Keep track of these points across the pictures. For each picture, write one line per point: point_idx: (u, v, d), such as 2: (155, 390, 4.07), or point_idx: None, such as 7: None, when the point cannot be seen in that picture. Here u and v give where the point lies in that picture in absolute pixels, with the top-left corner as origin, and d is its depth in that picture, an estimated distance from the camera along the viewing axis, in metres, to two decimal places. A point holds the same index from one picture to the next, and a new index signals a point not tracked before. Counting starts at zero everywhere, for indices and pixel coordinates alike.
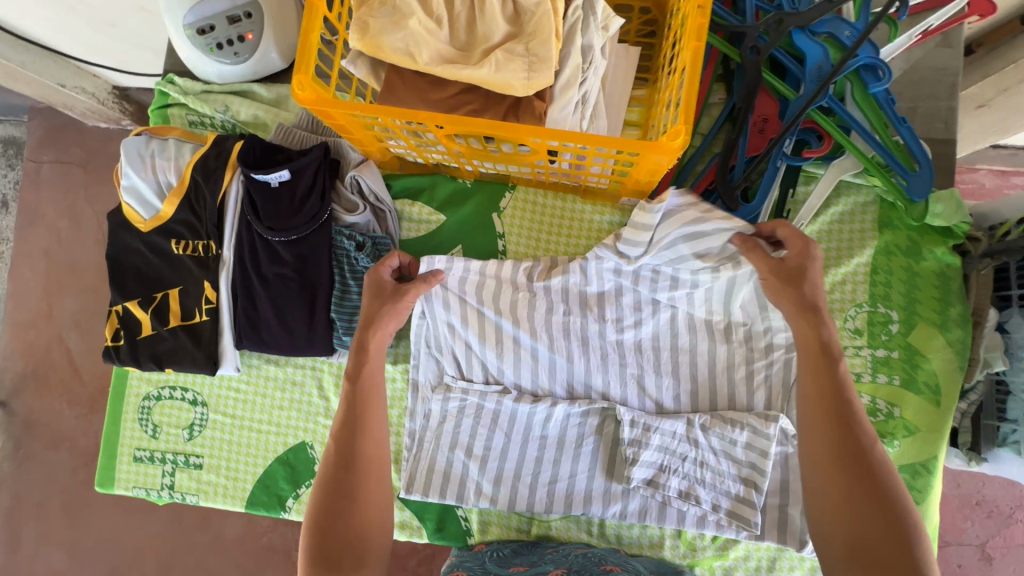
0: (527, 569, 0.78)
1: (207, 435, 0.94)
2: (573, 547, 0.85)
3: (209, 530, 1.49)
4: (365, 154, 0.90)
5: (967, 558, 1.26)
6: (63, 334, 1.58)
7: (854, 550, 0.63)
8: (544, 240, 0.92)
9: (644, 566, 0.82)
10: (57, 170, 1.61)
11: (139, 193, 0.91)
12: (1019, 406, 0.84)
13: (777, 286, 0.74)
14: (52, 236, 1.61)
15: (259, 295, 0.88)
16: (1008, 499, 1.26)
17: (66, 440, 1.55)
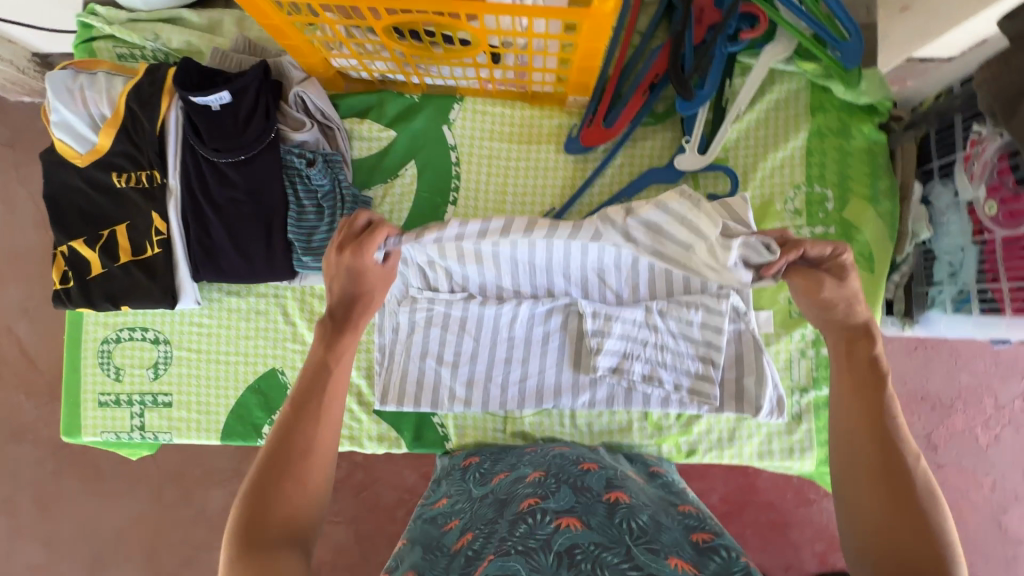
0: (507, 478, 0.79)
1: (173, 372, 0.93)
2: (551, 447, 0.88)
3: (191, 507, 1.48)
4: (307, 73, 0.89)
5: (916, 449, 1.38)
6: (12, 323, 1.51)
7: (876, 535, 0.58)
8: (497, 149, 0.93)
9: (622, 463, 0.85)
10: None
11: (72, 128, 0.87)
12: (943, 268, 0.91)
13: (811, 250, 0.64)
14: None
15: (211, 222, 0.86)
16: (949, 390, 1.37)
17: (29, 431, 1.49)
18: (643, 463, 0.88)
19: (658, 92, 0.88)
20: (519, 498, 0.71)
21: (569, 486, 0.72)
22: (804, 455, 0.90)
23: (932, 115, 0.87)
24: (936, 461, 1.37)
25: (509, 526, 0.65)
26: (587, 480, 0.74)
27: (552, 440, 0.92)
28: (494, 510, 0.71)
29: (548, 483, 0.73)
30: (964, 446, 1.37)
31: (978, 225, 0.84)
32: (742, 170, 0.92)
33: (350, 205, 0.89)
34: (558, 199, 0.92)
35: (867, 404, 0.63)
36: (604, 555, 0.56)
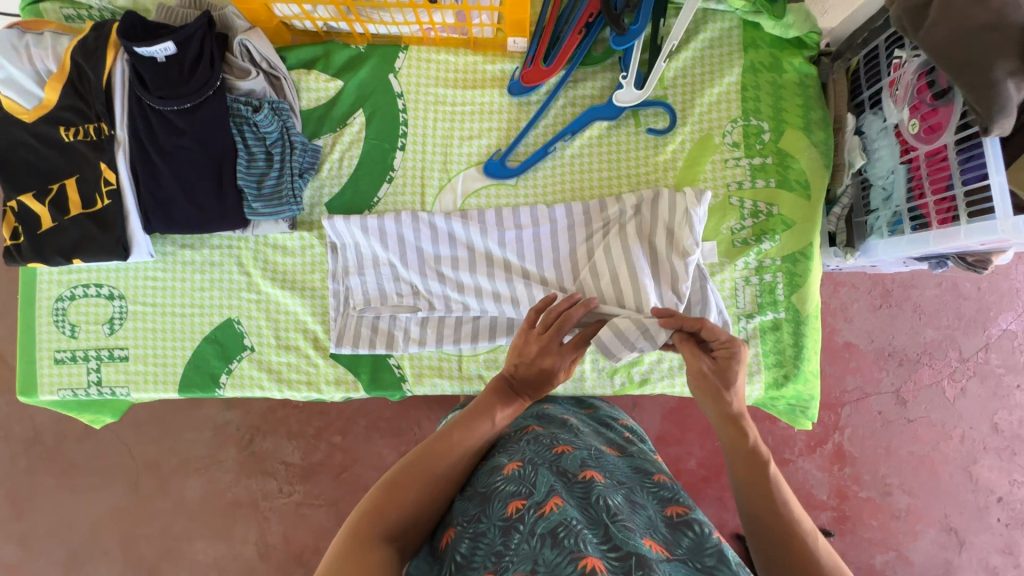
0: (481, 468, 0.71)
1: (129, 326, 0.94)
2: (523, 427, 0.78)
3: (168, 497, 1.46)
4: (251, 23, 0.90)
5: (885, 404, 1.40)
6: None
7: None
8: (443, 94, 0.95)
9: (593, 438, 0.76)
10: None
11: (19, 85, 0.88)
12: (878, 195, 0.94)
13: (700, 381, 0.69)
14: None
15: (161, 170, 0.87)
16: (914, 345, 1.41)
17: None
18: (620, 431, 0.82)
19: (594, 30, 0.90)
20: (502, 497, 0.63)
21: (546, 470, 0.65)
22: (753, 379, 0.92)
23: (855, 42, 0.96)
24: (906, 415, 1.40)
25: (501, 536, 0.58)
26: (563, 460, 0.66)
27: (526, 418, 0.81)
28: (478, 506, 0.64)
29: (527, 474, 0.65)
30: (933, 399, 1.40)
31: (905, 145, 0.87)
32: (680, 106, 0.95)
33: (299, 152, 0.91)
34: (503, 139, 0.95)
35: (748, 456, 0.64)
36: (584, 533, 0.54)
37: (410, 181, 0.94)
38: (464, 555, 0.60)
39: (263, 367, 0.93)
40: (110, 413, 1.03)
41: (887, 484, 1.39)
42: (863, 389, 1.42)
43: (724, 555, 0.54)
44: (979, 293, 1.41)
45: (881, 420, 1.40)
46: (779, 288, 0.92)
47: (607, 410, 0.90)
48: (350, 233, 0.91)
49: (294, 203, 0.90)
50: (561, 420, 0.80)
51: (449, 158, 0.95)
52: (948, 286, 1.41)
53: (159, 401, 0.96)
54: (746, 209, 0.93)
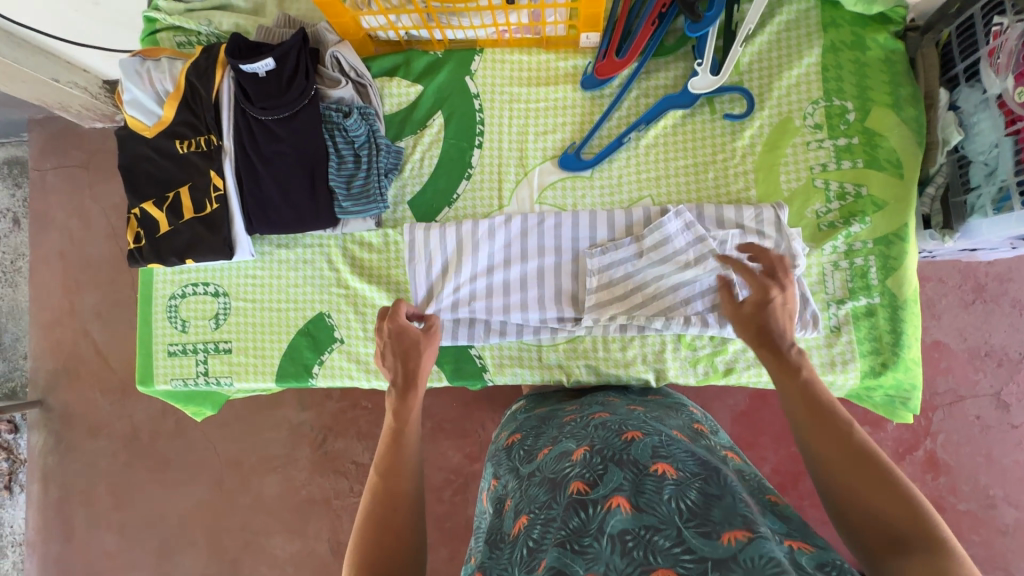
0: (552, 455, 0.73)
1: (232, 320, 1.02)
2: (589, 416, 0.80)
3: (249, 491, 1.55)
4: (340, 37, 0.97)
5: (984, 409, 1.29)
6: (88, 327, 1.66)
7: (881, 513, 0.52)
8: (518, 92, 0.98)
9: (664, 424, 0.76)
10: (62, 174, 1.71)
11: (142, 105, 0.99)
12: (979, 171, 0.89)
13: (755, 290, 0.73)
14: (66, 236, 1.69)
15: (262, 176, 0.95)
16: (1016, 344, 1.30)
17: (103, 426, 1.62)
18: (689, 419, 0.81)
19: (668, 20, 0.91)
20: (570, 481, 0.64)
21: (615, 465, 0.63)
22: (846, 368, 0.88)
23: (949, 12, 0.92)
24: (1010, 421, 1.28)
25: (568, 519, 0.59)
26: (632, 453, 0.65)
27: (591, 406, 0.84)
28: (547, 492, 0.65)
29: (595, 463, 0.65)
30: None
31: (1010, 116, 0.82)
32: (758, 91, 0.94)
33: (384, 154, 0.96)
34: (577, 133, 0.96)
35: (802, 394, 0.63)
36: (656, 539, 0.52)
37: (488, 177, 0.98)
38: (535, 539, 0.60)
39: (352, 358, 0.98)
40: (211, 405, 1.12)
41: (990, 497, 1.27)
42: (957, 392, 1.32)
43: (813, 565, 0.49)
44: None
45: (979, 426, 1.29)
46: (872, 272, 0.88)
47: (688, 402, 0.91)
48: (430, 233, 0.95)
49: (381, 201, 0.95)
50: (628, 410, 0.81)
51: (525, 153, 0.97)
52: None
53: (257, 390, 1.03)
54: (832, 192, 0.91)
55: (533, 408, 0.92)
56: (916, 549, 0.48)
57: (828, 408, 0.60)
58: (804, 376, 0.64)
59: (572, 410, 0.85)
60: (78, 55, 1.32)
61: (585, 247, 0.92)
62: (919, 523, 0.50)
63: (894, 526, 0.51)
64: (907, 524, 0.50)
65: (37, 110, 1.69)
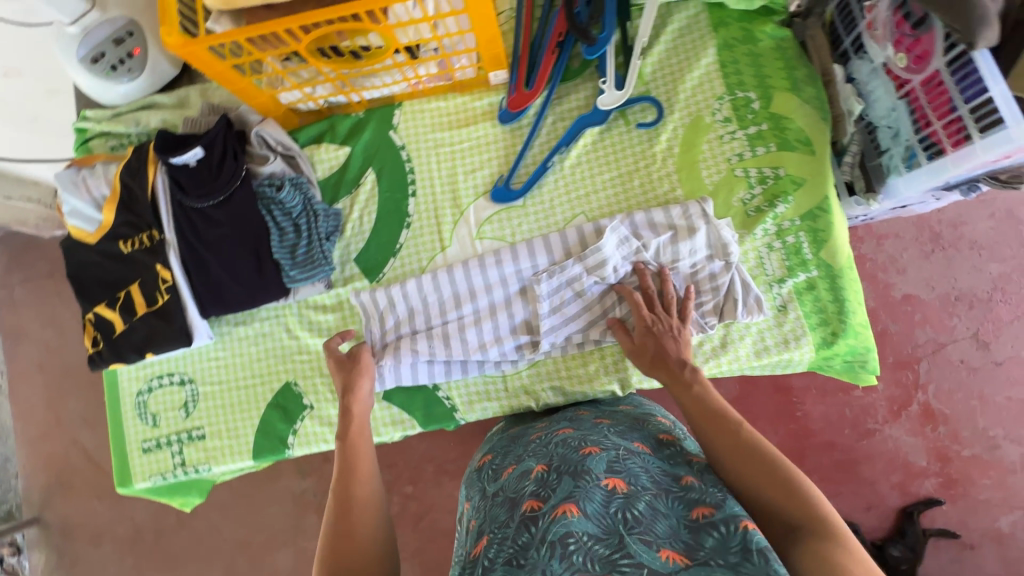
0: (515, 475, 0.72)
1: (202, 406, 1.02)
2: (555, 433, 0.80)
3: (263, 571, 1.52)
4: (263, 116, 1.01)
5: (966, 351, 1.32)
6: (76, 434, 1.64)
7: (777, 503, 0.59)
8: (440, 138, 1.02)
9: (627, 437, 0.74)
10: (30, 286, 1.72)
11: (81, 213, 1.01)
12: (886, 134, 0.93)
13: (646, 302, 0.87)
14: (42, 347, 1.69)
15: (207, 259, 0.97)
16: (982, 284, 1.33)
17: (105, 532, 1.59)
18: (655, 430, 0.77)
19: (567, 47, 0.96)
20: (526, 498, 0.65)
21: (569, 475, 0.64)
22: (800, 343, 0.90)
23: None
24: (993, 359, 1.31)
25: (522, 534, 0.60)
26: (588, 463, 0.65)
27: (558, 423, 0.85)
28: (507, 512, 0.66)
29: (551, 479, 0.65)
30: (1019, 337, 1.31)
31: (898, 80, 0.87)
32: (665, 96, 0.98)
33: (323, 219, 0.99)
34: (504, 165, 1.00)
35: (699, 403, 0.72)
36: (596, 549, 0.56)
37: (426, 222, 1.01)
38: (491, 559, 0.61)
39: (324, 422, 0.99)
40: (197, 493, 1.11)
41: (993, 438, 1.29)
42: (937, 340, 1.34)
43: (747, 547, 0.53)
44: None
45: (966, 369, 1.31)
46: (806, 248, 0.91)
47: (652, 407, 0.91)
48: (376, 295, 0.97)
49: (326, 265, 0.98)
50: (594, 424, 0.81)
51: (458, 193, 1.00)
52: (1003, 215, 1.34)
53: (237, 471, 1.03)
54: (752, 178, 0.94)
55: (508, 428, 0.93)
56: (806, 533, 0.56)
57: (722, 415, 0.69)
58: (694, 387, 0.75)
59: (541, 429, 0.86)
60: (26, 171, 1.35)
61: (531, 275, 0.94)
62: (807, 508, 0.57)
63: (792, 515, 0.58)
64: (798, 513, 0.57)
65: None
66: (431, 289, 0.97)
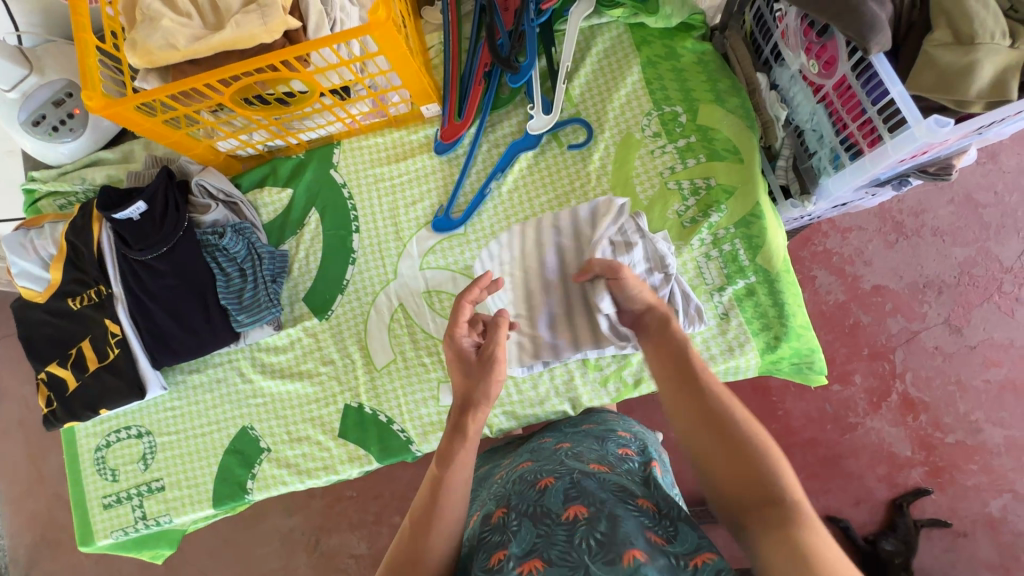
0: (474, 526, 0.71)
1: (160, 457, 1.02)
2: (516, 468, 0.79)
3: None
4: (203, 165, 1.03)
5: (940, 337, 1.32)
6: (59, 490, 1.63)
7: (744, 490, 0.55)
8: (377, 174, 1.03)
9: (582, 460, 0.74)
10: (6, 345, 1.72)
11: (30, 274, 1.02)
12: (812, 137, 0.94)
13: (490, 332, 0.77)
14: (21, 404, 1.69)
15: (153, 310, 0.97)
16: (948, 269, 1.34)
17: None
18: (614, 445, 0.80)
19: (494, 76, 0.98)
20: (488, 548, 0.64)
21: (527, 519, 0.63)
22: (745, 349, 0.91)
23: (733, 10, 0.99)
24: (966, 343, 1.31)
25: None
26: (544, 500, 0.65)
27: (523, 455, 0.84)
28: (469, 561, 0.66)
29: (511, 521, 0.65)
30: (990, 319, 1.32)
31: (814, 85, 0.89)
32: (595, 116, 1.00)
33: (267, 261, 1.00)
34: (443, 195, 1.01)
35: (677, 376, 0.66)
36: None
37: (371, 257, 1.02)
38: None
39: (282, 464, 0.99)
40: (166, 544, 1.10)
41: (975, 422, 1.29)
42: (910, 328, 1.34)
43: None
44: (998, 197, 1.35)
45: (941, 355, 1.32)
46: (742, 255, 0.93)
47: (614, 423, 0.90)
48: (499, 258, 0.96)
49: (272, 307, 0.98)
50: (553, 450, 0.81)
51: (399, 226, 1.02)
52: (961, 200, 1.36)
53: (200, 519, 1.02)
54: (685, 189, 0.96)
55: (479, 466, 0.92)
56: (776, 516, 0.51)
57: (700, 389, 0.63)
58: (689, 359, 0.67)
59: (506, 465, 0.84)
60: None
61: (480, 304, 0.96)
62: (783, 491, 0.53)
63: (769, 497, 0.53)
64: (773, 497, 0.53)
65: None
66: (381, 326, 0.99)
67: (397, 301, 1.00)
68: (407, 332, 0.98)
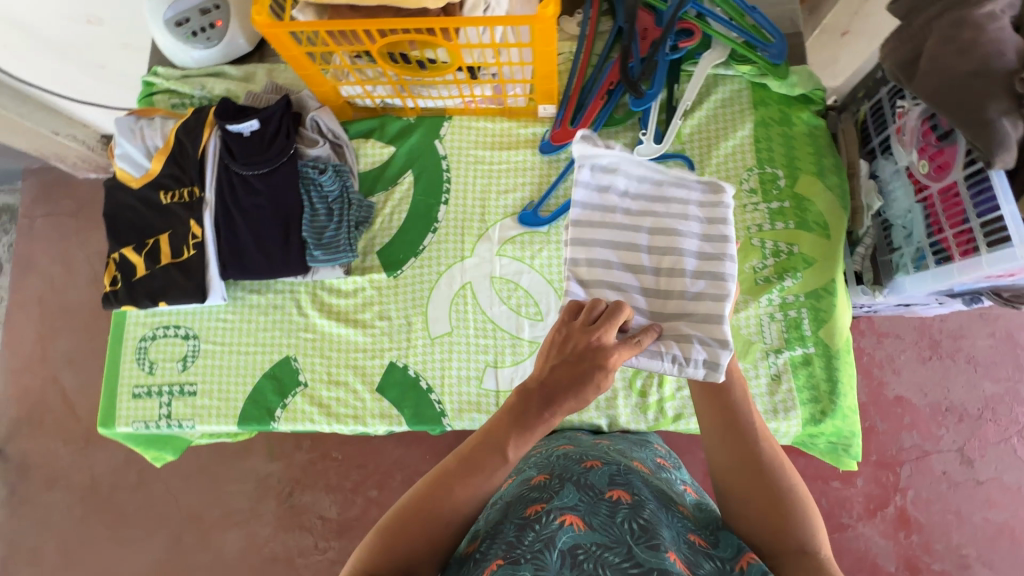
0: (514, 484, 0.73)
1: (200, 363, 1.04)
2: (556, 448, 0.81)
3: (210, 548, 1.48)
4: (321, 103, 1.07)
5: (949, 464, 1.32)
6: (58, 373, 1.64)
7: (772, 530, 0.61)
8: (481, 156, 1.07)
9: (624, 456, 0.78)
10: (51, 222, 1.76)
11: (131, 158, 1.06)
12: (899, 233, 0.97)
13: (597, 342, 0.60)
14: (48, 282, 1.72)
15: (238, 224, 1.01)
16: (974, 400, 1.35)
17: (61, 476, 1.57)
18: (653, 454, 0.84)
19: (615, 95, 1.02)
20: (525, 503, 0.65)
21: (571, 484, 0.66)
22: (789, 415, 0.92)
23: (858, 96, 1.05)
24: (974, 476, 1.31)
25: (517, 531, 0.60)
26: (590, 477, 0.67)
27: (558, 440, 0.87)
28: (502, 513, 0.66)
29: (552, 484, 0.67)
30: (1004, 459, 1.31)
31: (918, 185, 0.92)
32: (699, 158, 1.04)
33: (355, 208, 1.04)
34: (536, 192, 1.05)
35: (721, 411, 0.66)
36: (605, 555, 0.56)
37: (453, 231, 1.05)
38: (484, 553, 0.60)
39: (314, 403, 1.01)
40: (171, 450, 1.12)
41: (964, 557, 1.27)
42: (922, 447, 1.34)
43: None
44: None
45: (947, 482, 1.31)
46: (806, 324, 0.95)
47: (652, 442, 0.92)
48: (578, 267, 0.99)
49: (349, 251, 1.01)
50: (592, 443, 0.83)
51: (487, 209, 1.05)
52: (1002, 336, 1.37)
53: (220, 433, 1.04)
54: (767, 249, 0.98)
55: None
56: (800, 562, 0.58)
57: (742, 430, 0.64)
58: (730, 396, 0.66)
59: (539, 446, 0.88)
60: (81, 113, 1.41)
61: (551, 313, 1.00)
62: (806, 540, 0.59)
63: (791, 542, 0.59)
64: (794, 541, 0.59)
65: (32, 161, 1.75)
66: (444, 298, 1.02)
67: (466, 279, 1.02)
68: (468, 312, 1.01)
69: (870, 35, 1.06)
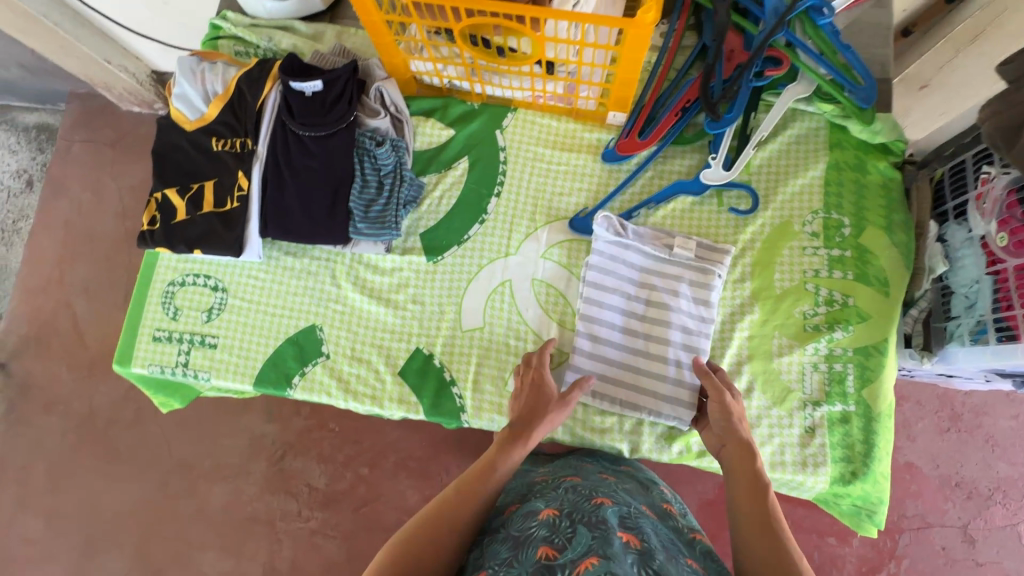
0: (519, 514, 0.70)
1: (225, 317, 1.02)
2: (563, 478, 0.79)
3: (195, 498, 1.46)
4: (388, 74, 1.04)
5: (950, 539, 1.28)
6: (72, 300, 1.63)
7: None
8: (540, 154, 1.04)
9: (634, 498, 0.76)
10: (88, 148, 1.74)
11: (188, 99, 1.04)
12: (960, 302, 0.93)
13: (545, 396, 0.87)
14: (75, 207, 1.71)
15: (287, 183, 0.99)
16: (985, 479, 1.30)
17: (60, 402, 1.56)
18: (658, 498, 0.80)
19: (689, 113, 0.99)
20: (535, 542, 0.61)
21: (583, 524, 0.62)
22: (817, 470, 0.89)
23: (943, 154, 0.98)
24: (975, 557, 1.27)
25: None
26: (601, 515, 0.65)
27: (565, 469, 0.85)
28: (511, 551, 0.63)
29: (563, 525, 0.63)
30: (1007, 544, 1.27)
31: (992, 256, 0.86)
32: (764, 192, 1.00)
33: (406, 185, 1.01)
34: (591, 200, 1.02)
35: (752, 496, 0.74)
36: None
37: (500, 226, 1.02)
38: None
39: (334, 376, 0.98)
40: (179, 399, 1.11)
41: None
42: (925, 518, 1.30)
43: None
44: None
45: (945, 558, 1.27)
46: (849, 380, 0.91)
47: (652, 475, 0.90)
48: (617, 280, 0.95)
49: (393, 229, 0.98)
50: (600, 477, 0.81)
51: (538, 209, 1.02)
52: None
53: (233, 391, 1.02)
54: (820, 297, 0.95)
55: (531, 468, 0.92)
56: None
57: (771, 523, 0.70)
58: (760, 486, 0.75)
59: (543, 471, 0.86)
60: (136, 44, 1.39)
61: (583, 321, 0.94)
62: None
63: None
64: None
65: (79, 85, 1.74)
66: (481, 293, 0.99)
67: (506, 276, 1.00)
68: (502, 311, 0.98)
69: (957, 89, 1.00)
